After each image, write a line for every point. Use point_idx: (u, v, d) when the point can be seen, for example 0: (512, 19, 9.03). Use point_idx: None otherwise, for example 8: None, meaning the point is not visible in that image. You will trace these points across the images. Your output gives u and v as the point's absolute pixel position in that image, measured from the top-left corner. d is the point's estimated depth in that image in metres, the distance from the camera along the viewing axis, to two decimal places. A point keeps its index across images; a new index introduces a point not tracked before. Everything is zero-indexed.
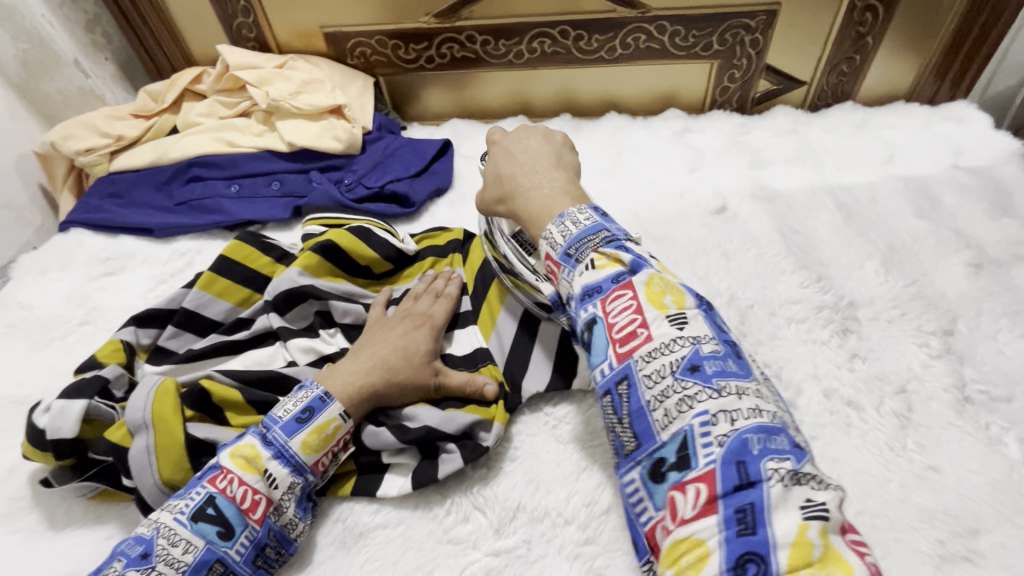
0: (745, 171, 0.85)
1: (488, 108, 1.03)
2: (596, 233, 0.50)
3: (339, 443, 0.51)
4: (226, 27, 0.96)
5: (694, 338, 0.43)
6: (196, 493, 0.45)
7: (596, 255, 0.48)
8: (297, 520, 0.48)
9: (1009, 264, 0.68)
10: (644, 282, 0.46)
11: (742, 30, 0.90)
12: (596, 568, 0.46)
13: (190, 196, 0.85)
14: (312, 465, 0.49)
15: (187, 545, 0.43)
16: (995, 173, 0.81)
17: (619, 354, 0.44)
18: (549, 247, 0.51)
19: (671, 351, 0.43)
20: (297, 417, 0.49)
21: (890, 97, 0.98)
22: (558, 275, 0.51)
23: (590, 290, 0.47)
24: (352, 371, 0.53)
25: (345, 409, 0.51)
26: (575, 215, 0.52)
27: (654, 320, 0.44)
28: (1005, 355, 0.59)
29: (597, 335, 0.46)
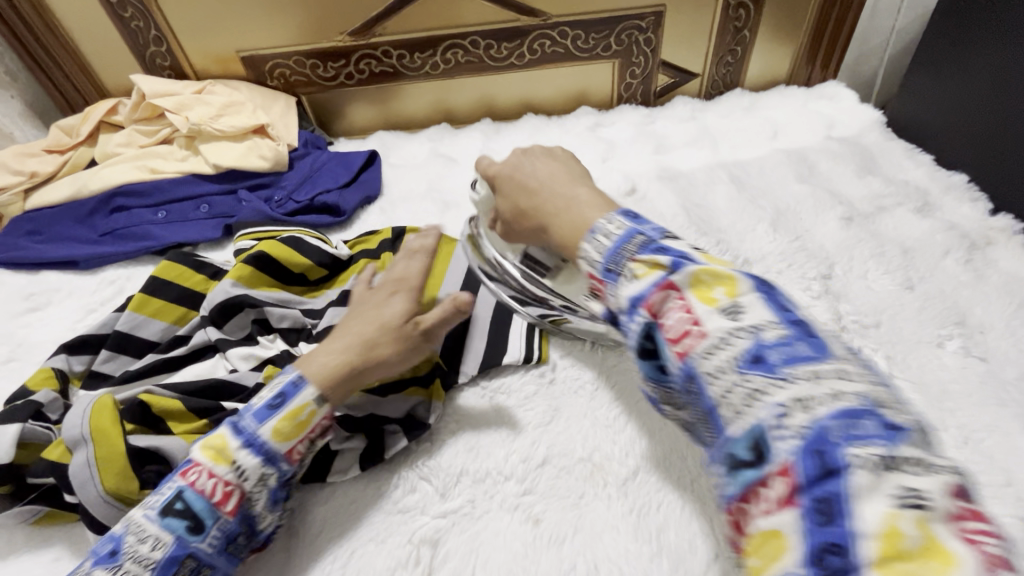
0: (651, 156, 0.93)
1: (413, 117, 1.08)
2: (632, 238, 0.46)
3: (315, 430, 0.50)
4: (140, 58, 0.96)
5: (857, 395, 0.33)
6: (167, 488, 0.45)
7: (636, 264, 0.44)
8: (269, 508, 0.48)
9: (875, 215, 0.78)
10: (689, 279, 0.41)
11: (636, 31, 0.98)
12: (534, 514, 0.51)
13: (115, 225, 0.85)
14: (285, 454, 0.48)
15: (155, 541, 0.43)
16: (862, 141, 0.93)
17: (679, 353, 0.39)
18: (589, 265, 0.48)
19: (731, 344, 0.37)
20: (269, 404, 0.48)
21: (773, 82, 1.10)
22: (604, 292, 0.46)
23: (635, 301, 0.42)
24: (328, 353, 0.51)
25: (320, 393, 0.49)
26: (605, 226, 0.48)
27: (707, 312, 0.39)
28: (873, 290, 0.68)
29: (658, 341, 0.41)
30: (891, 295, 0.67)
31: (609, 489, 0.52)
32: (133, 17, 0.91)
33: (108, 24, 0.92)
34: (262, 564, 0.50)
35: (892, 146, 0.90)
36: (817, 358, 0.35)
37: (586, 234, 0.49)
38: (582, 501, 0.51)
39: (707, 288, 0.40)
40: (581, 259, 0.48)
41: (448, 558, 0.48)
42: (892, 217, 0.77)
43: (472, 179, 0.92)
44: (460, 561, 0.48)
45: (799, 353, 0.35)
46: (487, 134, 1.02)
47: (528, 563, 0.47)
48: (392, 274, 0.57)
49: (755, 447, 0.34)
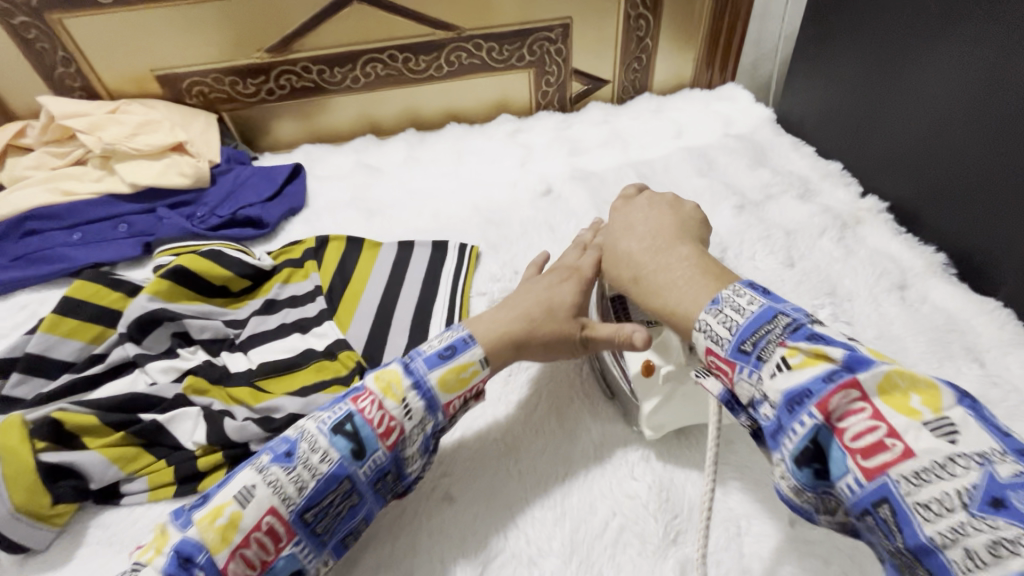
0: (567, 159, 0.99)
1: (338, 131, 1.10)
2: (773, 320, 0.42)
3: (470, 390, 0.53)
4: (48, 79, 0.95)
5: (981, 453, 0.33)
6: (339, 407, 0.50)
7: (786, 351, 0.40)
8: (417, 454, 0.51)
9: (764, 203, 0.86)
10: (876, 382, 0.37)
11: (546, 42, 1.04)
12: (449, 492, 0.56)
13: (27, 249, 0.83)
14: (444, 405, 0.52)
15: (324, 452, 0.47)
16: (755, 137, 1.02)
17: (866, 469, 0.35)
18: (711, 340, 0.44)
19: (951, 475, 0.32)
20: (440, 353, 0.53)
21: (678, 86, 1.18)
22: (733, 375, 0.43)
23: (795, 397, 0.38)
24: (494, 319, 0.57)
25: (484, 357, 0.54)
26: (733, 300, 0.45)
27: (908, 428, 0.35)
28: (760, 269, 0.75)
29: (830, 450, 0.37)
30: (774, 272, 0.75)
31: (518, 463, 0.58)
32: (38, 38, 0.89)
33: (11, 45, 0.90)
34: None
35: (780, 141, 1.00)
36: None
37: (709, 301, 0.46)
38: (496, 477, 0.57)
39: (900, 395, 0.36)
40: (698, 331, 0.45)
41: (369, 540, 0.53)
42: (778, 204, 0.85)
43: (397, 187, 0.95)
44: (381, 542, 0.53)
45: None
46: (412, 144, 1.05)
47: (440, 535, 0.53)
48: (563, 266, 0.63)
49: (814, 445, 0.37)
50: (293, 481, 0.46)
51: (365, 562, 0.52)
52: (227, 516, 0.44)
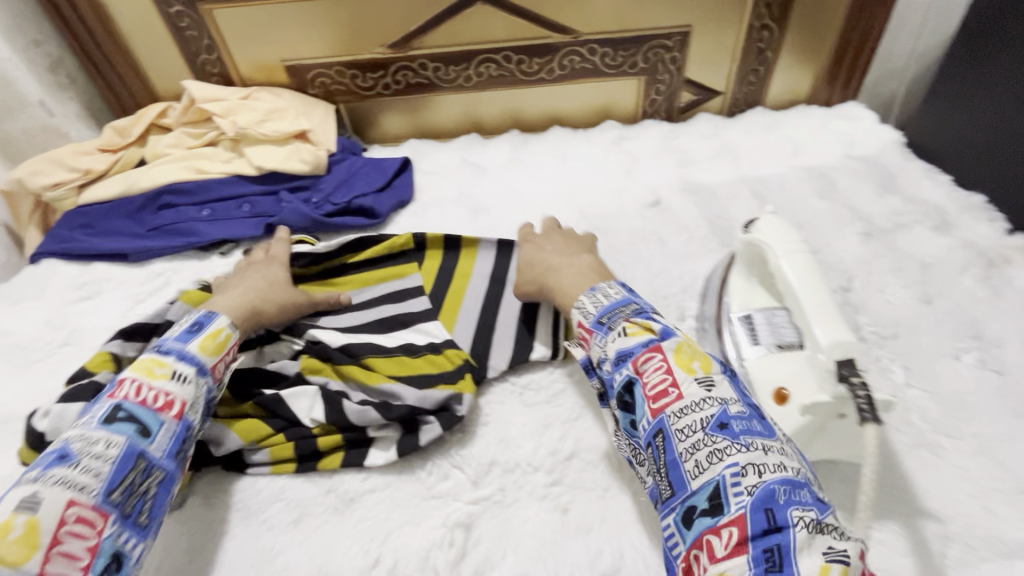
0: (674, 170, 0.96)
1: (444, 128, 1.12)
2: (626, 305, 0.55)
3: (231, 353, 0.58)
4: (190, 64, 1.02)
5: (727, 399, 0.45)
6: (103, 404, 0.49)
7: (628, 323, 0.52)
8: (201, 420, 0.54)
9: (894, 232, 0.80)
10: (673, 348, 0.49)
11: (662, 49, 1.02)
12: (562, 503, 0.53)
13: (163, 221, 0.90)
14: (211, 368, 0.55)
15: (107, 442, 0.46)
16: (881, 160, 0.95)
17: (652, 409, 0.46)
18: (583, 316, 0.56)
19: (700, 410, 0.44)
20: (187, 329, 0.56)
21: (794, 101, 1.13)
22: (590, 341, 0.54)
23: (623, 355, 0.50)
24: (226, 301, 0.60)
25: (232, 322, 0.59)
26: (604, 289, 0.58)
27: (684, 380, 0.46)
28: (892, 303, 0.70)
29: (635, 392, 0.48)
30: (908, 308, 0.69)
31: (635, 483, 0.54)
32: (187, 27, 0.97)
33: (164, 32, 0.98)
34: (304, 539, 0.52)
35: (911, 166, 0.93)
36: (768, 435, 0.43)
37: (587, 292, 0.59)
38: (609, 493, 0.54)
39: (688, 360, 0.48)
40: (575, 310, 0.57)
41: (480, 541, 0.51)
42: (911, 234, 0.79)
43: (501, 188, 0.96)
44: (492, 545, 0.51)
45: (754, 428, 0.43)
46: (516, 145, 1.06)
47: (556, 549, 0.50)
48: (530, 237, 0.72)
49: (629, 393, 0.49)
50: (83, 475, 0.44)
51: (476, 563, 0.49)
52: (23, 528, 0.41)
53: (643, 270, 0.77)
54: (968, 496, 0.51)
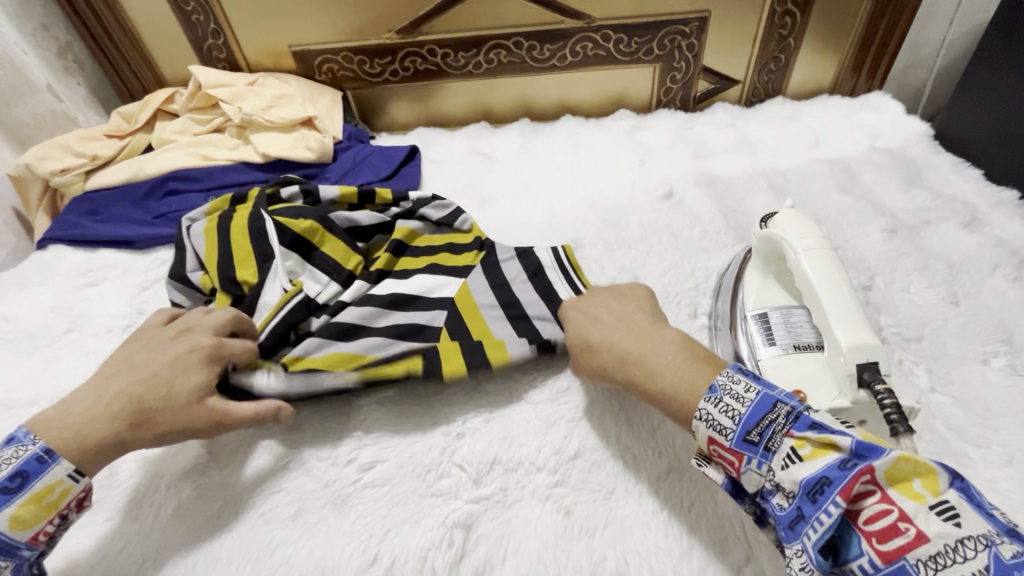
0: (689, 161, 0.93)
1: (452, 116, 1.10)
2: (773, 409, 0.40)
3: (68, 506, 0.47)
4: (198, 50, 1.01)
5: (980, 536, 0.32)
6: None
7: (795, 441, 0.39)
8: None
9: (920, 228, 0.77)
10: (885, 469, 0.35)
11: (678, 36, 0.99)
12: (566, 505, 0.52)
13: (168, 208, 0.89)
14: (28, 539, 0.44)
15: None
16: (908, 153, 0.91)
17: (881, 553, 0.34)
18: (713, 430, 0.42)
19: (964, 560, 0.32)
20: (1, 486, 0.44)
21: (815, 91, 1.09)
22: (741, 466, 0.41)
23: (813, 487, 0.36)
24: (100, 406, 0.49)
25: (77, 468, 0.47)
26: (730, 387, 0.43)
27: (918, 512, 0.34)
28: (916, 303, 0.67)
29: (848, 541, 0.36)
30: (933, 308, 0.66)
31: (641, 486, 0.53)
32: (194, 11, 0.95)
33: (170, 16, 0.96)
34: (300, 535, 0.51)
35: (940, 160, 0.88)
36: None
37: (704, 392, 0.44)
38: (613, 496, 0.52)
39: (904, 481, 0.35)
40: (699, 420, 0.43)
41: (480, 542, 0.49)
42: (938, 231, 0.76)
43: (510, 178, 0.94)
44: (493, 546, 0.49)
45: None
46: (526, 134, 1.03)
47: (558, 553, 0.48)
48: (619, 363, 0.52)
49: (834, 537, 0.35)
50: None
51: (475, 566, 0.48)
52: None
53: (655, 264, 0.74)
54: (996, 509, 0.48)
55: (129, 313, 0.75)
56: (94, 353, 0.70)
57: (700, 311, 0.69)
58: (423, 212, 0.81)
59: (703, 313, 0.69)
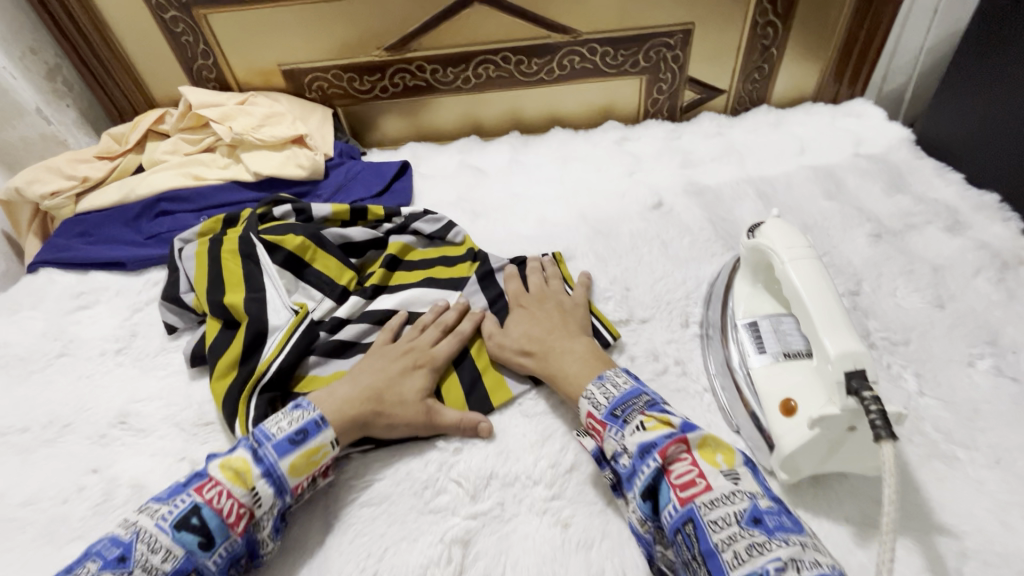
0: (678, 170, 0.94)
1: (443, 130, 1.11)
2: (638, 396, 0.52)
3: (321, 470, 0.52)
4: (187, 70, 1.01)
5: (747, 490, 0.44)
6: (181, 501, 0.46)
7: (644, 417, 0.49)
8: (270, 538, 0.49)
9: (904, 232, 0.78)
10: (697, 442, 0.47)
11: (664, 48, 1.00)
12: (564, 518, 0.52)
13: (160, 229, 0.89)
14: (293, 488, 0.50)
15: (166, 553, 0.43)
16: (891, 158, 0.93)
17: (680, 497, 0.44)
18: (592, 405, 0.53)
19: (731, 502, 0.43)
20: (292, 438, 0.51)
21: (799, 99, 1.11)
22: (604, 433, 0.51)
23: (646, 447, 0.47)
24: (346, 395, 0.56)
25: (336, 437, 0.53)
26: (613, 377, 0.55)
27: (710, 471, 0.45)
28: (902, 307, 0.68)
29: (662, 487, 0.46)
30: (920, 312, 0.67)
31: None
32: (183, 32, 0.96)
33: (160, 37, 0.97)
34: (297, 557, 0.51)
35: (922, 165, 0.90)
36: (796, 530, 0.42)
37: (592, 380, 0.56)
38: (610, 508, 0.52)
39: (710, 452, 0.47)
40: (584, 398, 0.54)
41: (478, 558, 0.50)
42: (922, 235, 0.77)
43: (500, 191, 0.94)
44: (491, 562, 0.49)
45: (786, 524, 0.42)
46: (516, 147, 1.04)
47: (557, 567, 0.48)
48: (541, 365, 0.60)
49: (653, 483, 0.46)
50: None
51: None
52: None
53: (646, 274, 0.75)
54: (984, 511, 0.49)
55: (122, 335, 0.75)
56: (87, 377, 0.70)
57: (692, 320, 0.70)
58: (416, 226, 0.81)
59: (695, 321, 0.69)
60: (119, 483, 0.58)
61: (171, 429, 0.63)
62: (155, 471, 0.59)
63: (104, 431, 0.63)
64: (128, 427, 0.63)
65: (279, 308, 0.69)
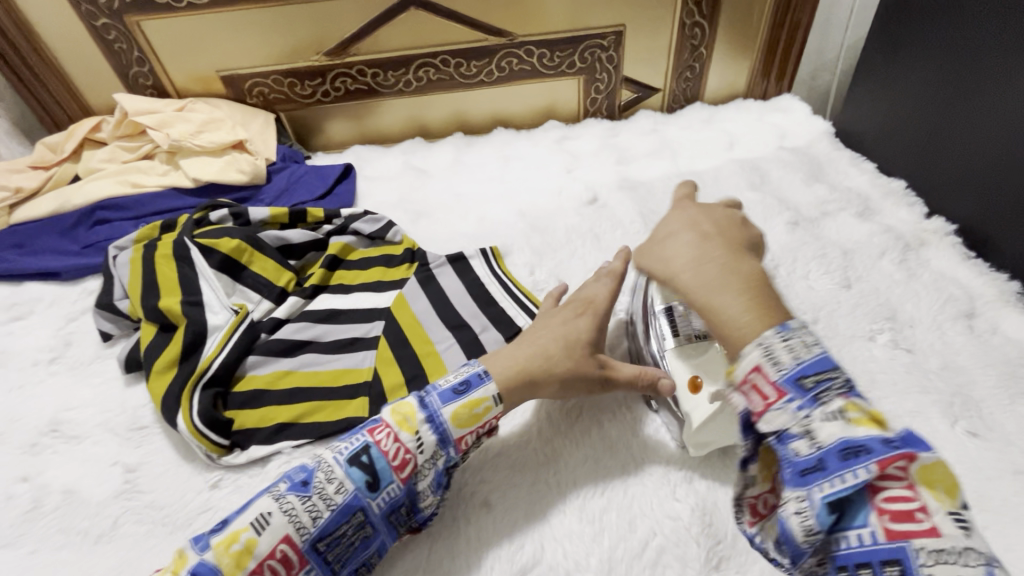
0: (614, 167, 0.98)
1: (388, 133, 1.12)
2: (837, 368, 0.38)
3: (484, 426, 0.53)
4: (123, 78, 1.00)
5: (986, 555, 0.33)
6: (356, 439, 0.49)
7: (847, 405, 0.37)
8: (429, 492, 0.51)
9: (820, 219, 0.83)
10: (926, 464, 0.35)
11: (598, 49, 1.04)
12: (488, 499, 0.55)
13: (97, 237, 0.88)
14: (457, 441, 0.51)
15: (340, 484, 0.47)
16: (812, 150, 0.98)
17: (889, 529, 0.34)
18: (767, 359, 0.39)
19: (967, 565, 0.32)
20: (453, 389, 0.52)
21: (731, 96, 1.16)
22: (773, 403, 0.38)
23: (851, 449, 0.35)
24: (512, 354, 0.56)
25: (498, 393, 0.53)
26: (801, 329, 0.40)
27: (937, 508, 0.34)
28: (813, 289, 0.73)
29: (855, 505, 0.35)
30: (828, 293, 0.72)
31: (558, 475, 0.56)
32: (116, 39, 0.95)
33: (93, 45, 0.96)
34: None
35: (839, 155, 0.96)
36: None
37: (772, 327, 0.41)
38: (532, 487, 0.56)
39: (934, 482, 0.35)
40: (756, 344, 0.40)
41: (406, 542, 0.53)
42: (835, 222, 0.82)
43: (443, 191, 0.96)
44: (419, 545, 0.52)
45: None
46: (459, 147, 1.06)
47: (479, 544, 0.52)
48: (579, 297, 0.62)
49: (845, 498, 0.35)
50: (308, 513, 0.46)
51: (401, 565, 0.51)
52: (242, 544, 0.44)
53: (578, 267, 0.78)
54: None
55: (57, 344, 0.74)
56: (19, 388, 0.69)
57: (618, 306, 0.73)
58: (355, 227, 0.83)
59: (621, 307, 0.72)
60: (50, 490, 0.58)
61: (104, 435, 0.63)
62: (87, 477, 0.59)
63: (35, 440, 0.63)
64: (60, 435, 0.63)
65: (217, 309, 0.70)
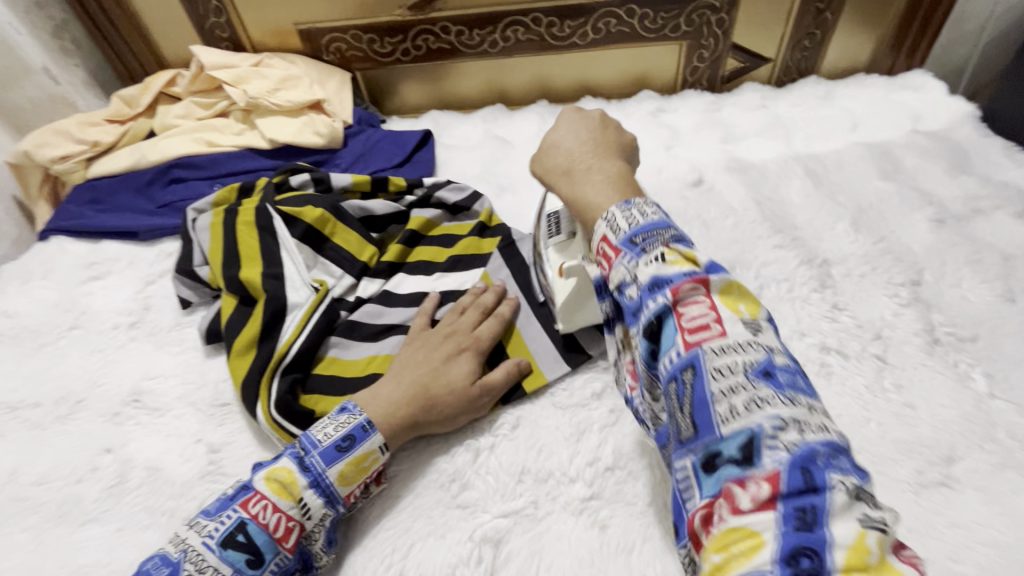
0: (718, 145, 0.88)
1: (466, 97, 1.04)
2: (665, 227, 0.39)
3: (372, 475, 0.49)
4: (199, 29, 0.96)
5: (802, 390, 0.32)
6: (228, 517, 0.44)
7: (668, 249, 0.37)
8: (324, 550, 0.47)
9: (969, 218, 0.72)
10: (729, 290, 0.36)
11: (708, 10, 0.93)
12: (601, 519, 0.49)
13: (173, 197, 0.85)
14: (345, 497, 0.48)
15: (214, 573, 0.42)
16: (953, 136, 0.85)
17: (689, 345, 0.33)
18: (611, 230, 0.40)
19: (762, 372, 0.31)
20: (338, 445, 0.48)
21: (850, 70, 1.02)
22: (614, 262, 0.39)
23: (657, 281, 0.36)
24: (392, 395, 0.52)
25: (385, 441, 0.50)
26: (641, 206, 0.41)
27: (737, 321, 0.34)
28: (969, 300, 0.63)
29: (665, 327, 0.35)
30: (989, 306, 0.62)
31: (678, 497, 0.49)
32: None
33: None
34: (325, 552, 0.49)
35: (988, 144, 0.83)
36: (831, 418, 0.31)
37: (636, 217, 0.41)
38: (650, 510, 0.49)
39: (739, 303, 0.36)
40: (605, 224, 0.41)
41: (511, 559, 0.47)
42: (989, 221, 0.71)
43: (528, 164, 0.89)
44: (525, 563, 0.46)
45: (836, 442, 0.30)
46: (544, 117, 0.98)
47: (594, 572, 0.45)
48: (456, 325, 0.59)
49: (658, 329, 0.35)
50: None
51: None
52: None
53: None
54: None
55: (136, 308, 0.72)
56: (100, 351, 0.67)
57: None
58: (440, 197, 0.76)
59: None
60: (134, 464, 0.56)
61: (187, 409, 0.60)
62: (170, 453, 0.56)
63: (118, 409, 0.61)
64: (142, 405, 0.61)
65: (297, 283, 0.65)
